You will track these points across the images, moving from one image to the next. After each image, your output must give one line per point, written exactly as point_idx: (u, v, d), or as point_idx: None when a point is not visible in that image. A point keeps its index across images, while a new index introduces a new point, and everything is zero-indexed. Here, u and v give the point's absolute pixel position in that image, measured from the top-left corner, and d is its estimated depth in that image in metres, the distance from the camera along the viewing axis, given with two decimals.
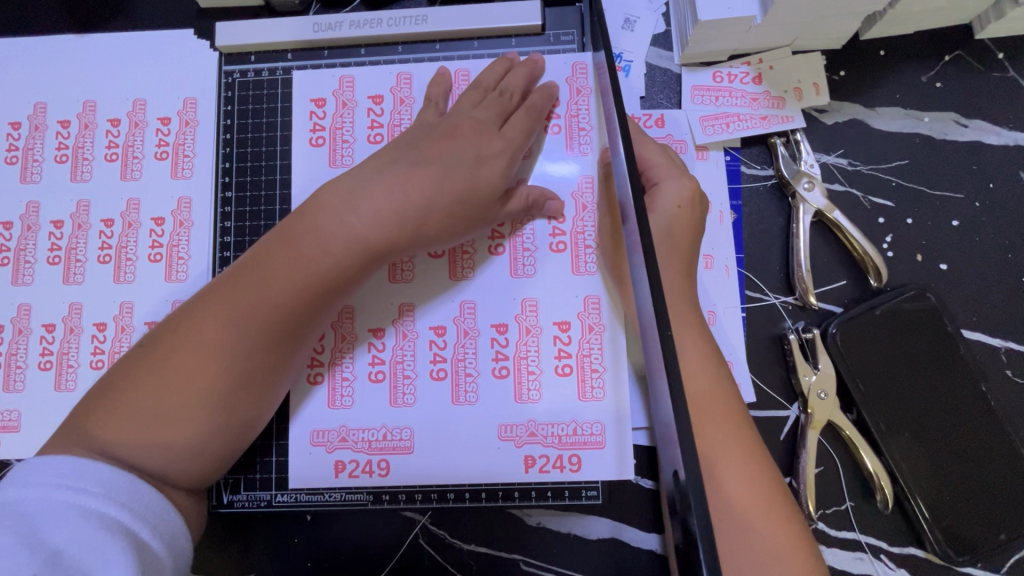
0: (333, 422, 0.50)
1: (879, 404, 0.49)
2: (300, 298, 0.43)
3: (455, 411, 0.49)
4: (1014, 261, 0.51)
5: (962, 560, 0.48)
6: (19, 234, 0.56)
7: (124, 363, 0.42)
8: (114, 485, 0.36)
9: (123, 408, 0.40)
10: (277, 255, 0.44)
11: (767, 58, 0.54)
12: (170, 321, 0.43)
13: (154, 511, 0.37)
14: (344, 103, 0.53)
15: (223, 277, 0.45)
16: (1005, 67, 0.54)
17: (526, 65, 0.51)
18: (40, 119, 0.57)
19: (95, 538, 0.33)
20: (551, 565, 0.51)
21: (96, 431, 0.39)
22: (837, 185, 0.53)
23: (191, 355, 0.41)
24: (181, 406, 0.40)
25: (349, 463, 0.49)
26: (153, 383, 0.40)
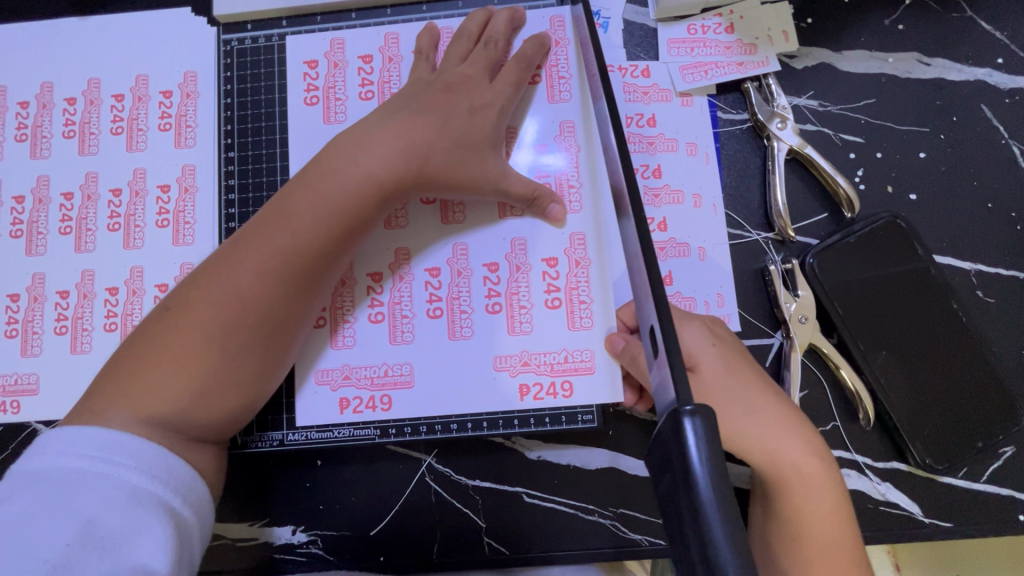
0: (336, 359, 0.52)
1: (858, 325, 0.51)
2: (319, 246, 0.46)
3: (455, 347, 0.52)
4: (979, 188, 0.54)
5: (943, 468, 0.50)
6: (31, 207, 0.59)
7: (153, 324, 0.44)
8: (145, 457, 0.39)
9: (169, 363, 0.42)
10: (296, 206, 0.46)
11: (738, 9, 0.57)
12: (196, 280, 0.45)
13: (182, 480, 0.40)
14: (336, 64, 0.56)
15: (242, 234, 0.46)
16: (964, 7, 0.57)
17: (506, 10, 0.54)
18: (47, 97, 0.60)
19: (125, 515, 0.36)
20: (553, 496, 0.53)
21: (144, 388, 0.42)
22: (810, 125, 0.56)
23: (229, 309, 0.44)
24: (228, 354, 0.43)
25: (353, 400, 0.52)
26: (196, 339, 0.43)
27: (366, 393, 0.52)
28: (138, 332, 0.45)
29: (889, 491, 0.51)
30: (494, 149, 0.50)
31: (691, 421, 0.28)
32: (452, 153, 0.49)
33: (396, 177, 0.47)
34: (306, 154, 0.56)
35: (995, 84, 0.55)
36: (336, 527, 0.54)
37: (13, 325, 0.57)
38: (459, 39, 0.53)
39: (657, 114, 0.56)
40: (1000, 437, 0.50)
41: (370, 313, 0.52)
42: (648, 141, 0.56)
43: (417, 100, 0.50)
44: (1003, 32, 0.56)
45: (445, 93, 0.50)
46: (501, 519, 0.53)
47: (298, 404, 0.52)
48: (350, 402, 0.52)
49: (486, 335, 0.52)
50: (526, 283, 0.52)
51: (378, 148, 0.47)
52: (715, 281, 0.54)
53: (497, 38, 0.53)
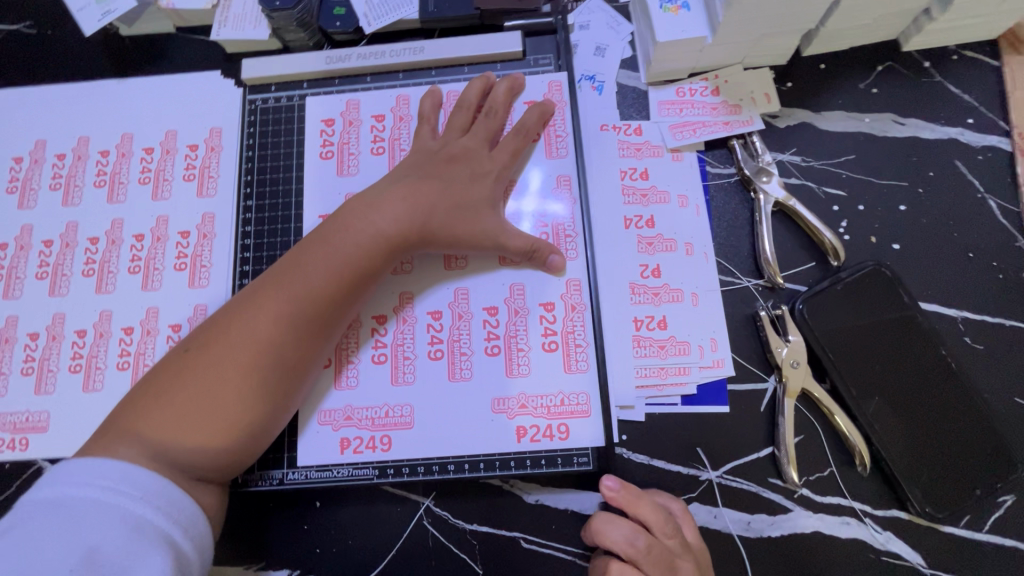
0: (340, 400, 0.53)
1: (849, 371, 0.52)
2: (329, 291, 0.48)
3: (454, 390, 0.53)
4: (960, 239, 0.57)
5: (942, 517, 0.50)
6: (59, 251, 0.62)
7: (170, 365, 0.46)
8: (151, 489, 0.40)
9: (182, 404, 0.44)
10: (312, 256, 0.49)
11: (723, 74, 0.61)
12: (213, 324, 0.47)
13: (185, 515, 0.41)
14: (351, 122, 0.61)
15: (261, 282, 0.49)
16: (933, 72, 0.61)
17: (508, 81, 0.58)
18: (82, 150, 0.65)
19: (128, 544, 0.36)
20: (550, 542, 0.53)
21: (156, 428, 0.43)
22: (794, 179, 0.59)
23: (243, 352, 0.46)
24: (241, 397, 0.45)
25: (355, 441, 0.53)
26: (211, 382, 0.45)
27: (368, 433, 0.53)
28: (153, 373, 0.46)
29: (890, 541, 0.51)
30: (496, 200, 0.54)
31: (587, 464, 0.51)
32: (456, 205, 0.52)
33: (405, 227, 0.50)
34: (319, 204, 0.60)
35: (967, 143, 0.59)
36: (332, 572, 0.53)
37: (29, 363, 0.59)
38: (459, 111, 0.57)
39: (650, 168, 0.60)
40: (998, 485, 0.50)
41: (374, 354, 0.54)
42: (641, 193, 0.59)
43: (423, 167, 0.53)
44: (971, 95, 0.60)
45: (449, 163, 0.53)
46: (498, 566, 0.53)
47: (301, 443, 0.53)
48: (349, 442, 0.53)
49: (487, 375, 0.53)
50: (525, 328, 0.54)
51: (387, 207, 0.50)
52: (708, 327, 0.55)
53: (497, 107, 0.57)
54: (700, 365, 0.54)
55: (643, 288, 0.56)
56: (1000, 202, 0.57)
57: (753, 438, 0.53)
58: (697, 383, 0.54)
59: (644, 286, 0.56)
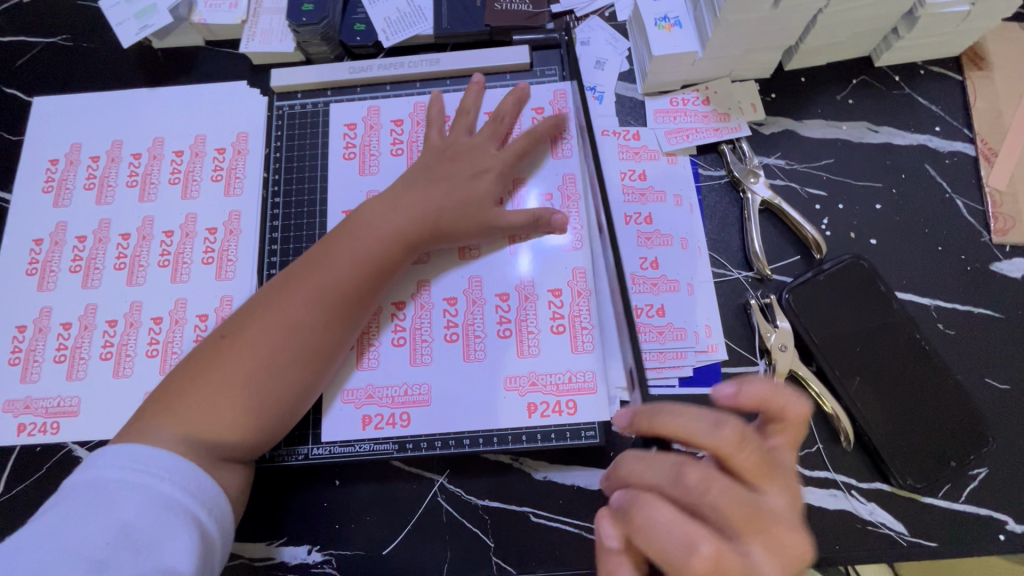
0: (362, 381, 0.57)
1: (833, 353, 0.57)
2: (356, 279, 0.53)
3: (468, 367, 0.57)
4: (931, 234, 0.62)
5: (922, 488, 0.54)
6: (92, 246, 0.66)
7: (208, 351, 0.49)
8: (178, 470, 0.43)
9: (221, 384, 0.47)
10: (340, 249, 0.53)
11: (713, 85, 0.67)
12: (247, 312, 0.51)
13: (209, 495, 0.44)
14: (372, 126, 0.66)
15: (292, 274, 0.53)
16: (903, 85, 0.67)
17: (514, 94, 0.62)
18: (116, 153, 0.69)
19: (156, 522, 0.40)
20: (558, 516, 0.56)
21: (195, 404, 0.46)
22: (779, 180, 0.64)
23: (275, 335, 0.49)
24: (277, 377, 0.49)
25: (374, 418, 0.56)
26: (245, 365, 0.48)
27: (387, 412, 0.56)
28: (190, 358, 0.50)
29: (875, 511, 0.55)
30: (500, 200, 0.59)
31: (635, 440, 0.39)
32: (469, 201, 0.57)
33: (422, 221, 0.55)
34: (342, 201, 0.64)
35: (935, 148, 0.65)
36: (350, 546, 0.56)
37: (62, 351, 0.62)
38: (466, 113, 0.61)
39: (647, 169, 0.65)
40: (972, 457, 0.54)
41: (396, 340, 0.58)
42: (640, 192, 0.64)
43: (433, 169, 0.58)
44: (938, 106, 0.66)
45: (452, 160, 0.58)
46: (508, 539, 0.56)
47: (325, 420, 0.56)
48: (371, 422, 0.56)
49: (497, 358, 0.57)
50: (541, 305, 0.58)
51: (405, 209, 0.55)
52: (703, 315, 0.60)
53: (505, 113, 0.61)
54: (696, 349, 0.59)
55: (643, 279, 0.61)
56: (966, 201, 0.63)
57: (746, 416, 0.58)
58: (693, 367, 0.58)
59: (644, 276, 0.61)
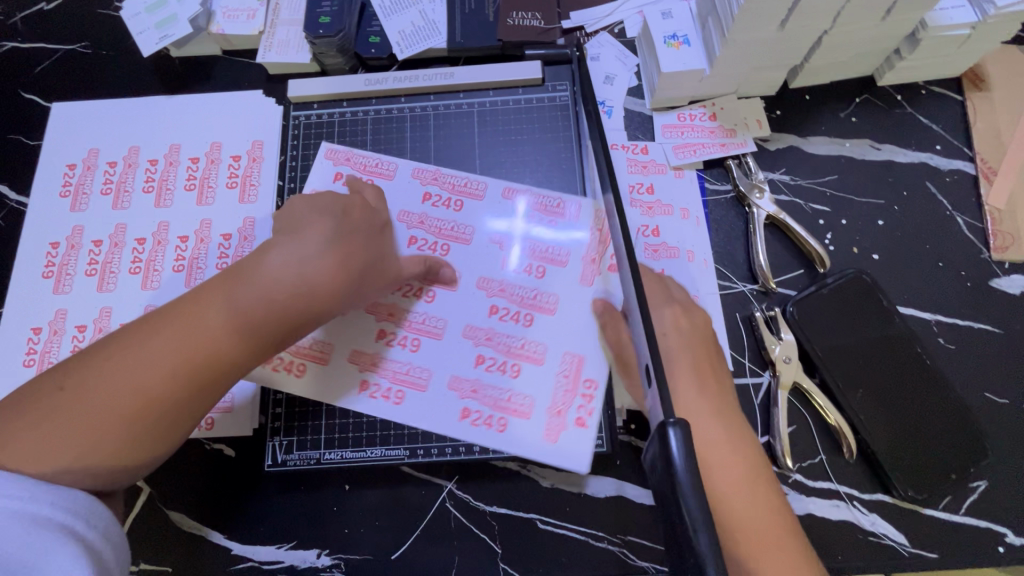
0: (471, 372, 0.57)
1: (836, 366, 0.58)
2: (230, 343, 0.45)
3: (561, 313, 0.59)
4: (932, 250, 0.63)
5: (923, 499, 0.55)
6: (107, 250, 0.67)
7: (40, 397, 0.42)
8: (39, 490, 0.39)
9: (52, 441, 0.41)
10: (222, 298, 0.46)
11: (719, 101, 0.68)
12: (119, 342, 0.44)
13: (87, 507, 0.41)
14: None
15: (160, 314, 0.46)
16: (905, 105, 0.69)
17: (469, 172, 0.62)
18: (133, 159, 0.70)
19: (28, 541, 0.37)
20: (564, 524, 0.57)
21: (46, 436, 0.41)
22: (784, 195, 0.66)
23: (153, 371, 0.43)
24: (122, 437, 0.42)
25: (551, 420, 0.56)
26: (113, 412, 0.42)
27: (582, 396, 0.56)
28: (28, 395, 0.43)
29: (877, 523, 0.55)
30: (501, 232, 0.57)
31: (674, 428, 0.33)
32: None
33: None
34: None
35: (936, 166, 0.66)
36: (358, 550, 0.57)
37: (76, 353, 0.63)
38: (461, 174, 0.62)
39: (655, 183, 0.66)
40: (972, 471, 0.55)
41: (473, 338, 0.58)
42: (648, 206, 0.65)
43: None
44: (939, 125, 0.68)
45: None
46: (515, 545, 0.56)
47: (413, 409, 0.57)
48: (507, 422, 0.56)
49: (578, 306, 0.59)
50: (584, 276, 0.60)
51: None
52: None
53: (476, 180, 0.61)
54: None
55: None
56: (966, 219, 0.64)
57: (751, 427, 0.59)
58: None
59: None
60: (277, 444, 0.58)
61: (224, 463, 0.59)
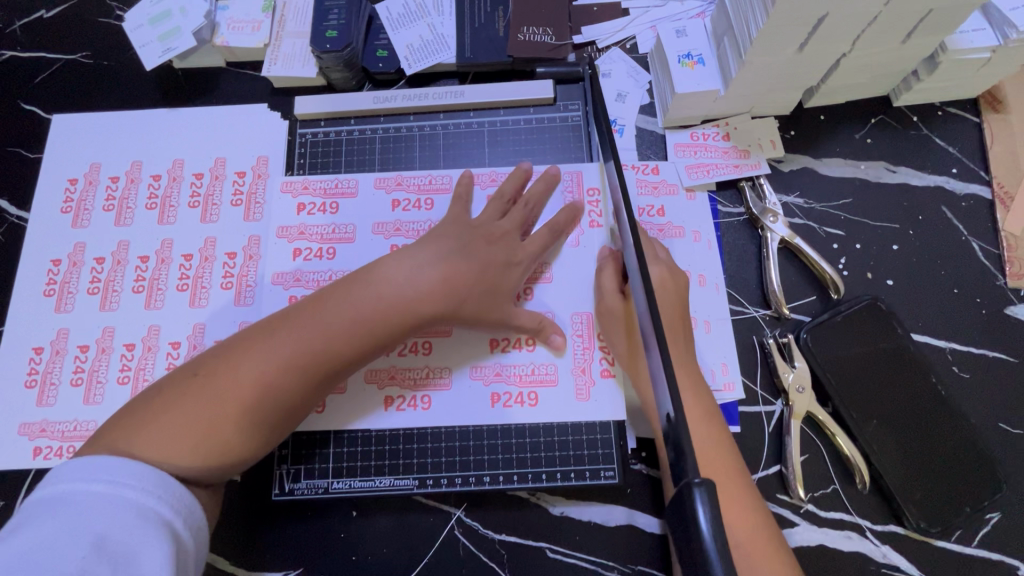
0: (489, 358, 0.57)
1: (849, 395, 0.57)
2: (337, 354, 0.49)
3: (560, 278, 0.60)
4: (947, 276, 0.62)
5: (936, 532, 0.54)
6: (110, 268, 0.66)
7: (175, 386, 0.46)
8: (151, 483, 0.41)
9: (179, 425, 0.44)
10: (336, 311, 0.49)
11: (732, 121, 0.67)
12: (227, 353, 0.48)
13: (186, 506, 0.42)
14: (396, 227, 0.62)
15: (279, 319, 0.50)
16: (921, 126, 0.68)
17: (517, 175, 0.61)
18: (135, 174, 0.69)
19: (133, 531, 0.38)
20: (574, 552, 0.56)
21: (156, 432, 0.44)
22: (798, 219, 0.65)
23: (250, 382, 0.46)
24: (235, 431, 0.46)
25: (576, 381, 0.57)
26: (217, 416, 0.45)
27: (600, 350, 0.57)
28: (164, 383, 0.47)
29: (889, 554, 0.55)
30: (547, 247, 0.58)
31: (699, 490, 0.31)
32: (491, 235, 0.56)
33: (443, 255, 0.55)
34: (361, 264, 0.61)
35: (952, 190, 0.65)
36: None
37: (79, 374, 0.62)
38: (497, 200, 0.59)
39: (666, 205, 0.65)
40: (985, 503, 0.55)
41: (493, 346, 0.58)
42: (658, 228, 0.64)
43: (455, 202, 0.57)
44: (955, 148, 0.67)
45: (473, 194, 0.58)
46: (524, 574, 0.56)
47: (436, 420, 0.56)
48: (538, 395, 0.57)
49: (584, 266, 0.60)
50: (571, 240, 0.61)
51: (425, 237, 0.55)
52: (719, 353, 0.60)
53: (533, 202, 0.59)
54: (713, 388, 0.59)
55: None
56: (982, 244, 0.63)
57: (762, 456, 0.58)
58: None
59: None
60: (283, 472, 0.57)
61: (229, 489, 0.58)
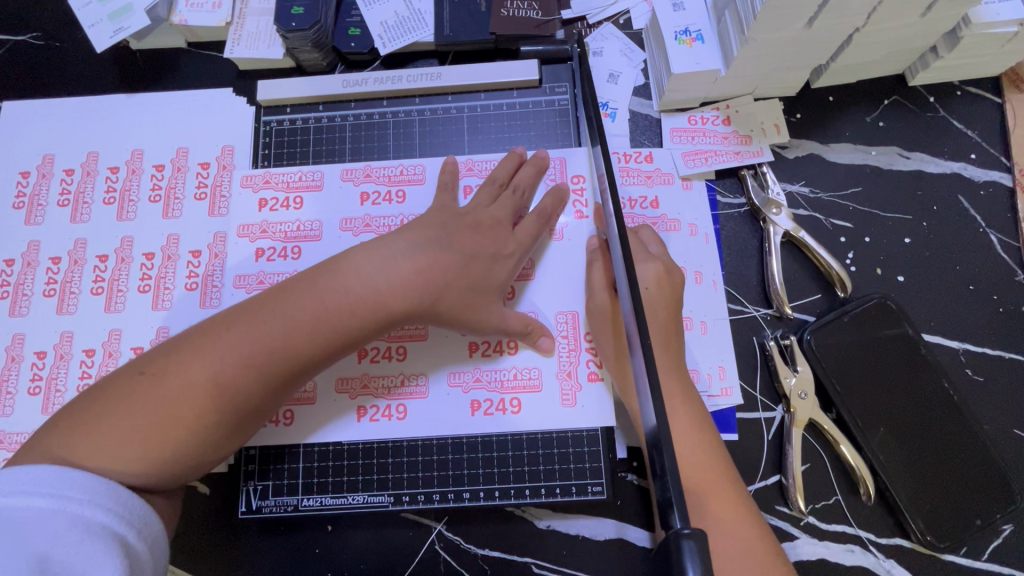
0: (467, 363, 0.54)
1: (854, 401, 0.54)
2: (300, 353, 0.44)
3: (544, 275, 0.55)
4: (962, 271, 0.58)
5: (944, 546, 0.51)
6: (67, 268, 0.61)
7: (119, 385, 0.42)
8: (97, 491, 0.37)
9: (122, 428, 0.40)
10: (303, 308, 0.45)
11: (733, 104, 0.62)
12: (184, 346, 0.43)
13: (138, 514, 0.38)
14: (366, 223, 0.57)
15: (236, 311, 0.45)
16: (937, 108, 0.62)
17: (534, 162, 0.56)
18: (92, 166, 0.64)
19: (76, 550, 0.35)
20: (561, 567, 0.53)
21: (100, 438, 0.39)
22: (802, 210, 0.60)
23: (205, 385, 0.42)
24: (191, 436, 0.42)
25: (563, 386, 0.53)
26: (163, 421, 0.41)
27: (587, 352, 0.54)
28: (107, 381, 0.42)
29: (894, 569, 0.52)
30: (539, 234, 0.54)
31: (688, 542, 0.28)
32: None
33: None
34: None
35: (970, 177, 0.60)
36: None
37: (36, 382, 0.59)
38: (487, 184, 0.54)
39: (660, 196, 0.60)
40: (998, 515, 0.52)
41: (471, 350, 0.54)
42: (651, 221, 0.60)
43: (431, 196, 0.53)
44: (974, 131, 0.62)
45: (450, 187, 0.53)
46: None
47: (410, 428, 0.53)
48: (520, 402, 0.53)
49: (569, 261, 0.56)
50: (555, 233, 0.56)
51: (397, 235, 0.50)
52: (716, 355, 0.56)
53: (524, 185, 0.55)
54: (709, 394, 0.55)
55: None
56: (1001, 237, 0.59)
57: (760, 466, 0.55)
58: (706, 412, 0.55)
59: None
60: (251, 488, 0.53)
61: (198, 503, 0.55)
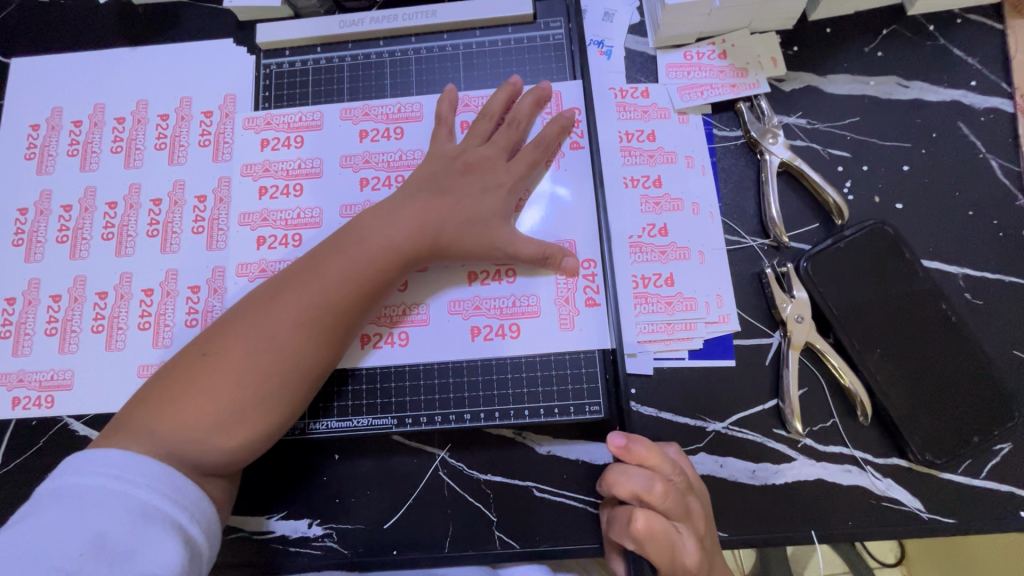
0: (467, 291, 0.56)
1: (852, 324, 0.54)
2: (321, 289, 0.48)
3: (539, 205, 0.57)
4: (961, 198, 0.58)
5: (941, 463, 0.52)
6: (78, 215, 0.63)
7: (185, 366, 0.46)
8: (156, 476, 0.41)
9: (199, 402, 0.45)
10: (329, 261, 0.49)
11: (729, 38, 0.62)
12: (235, 323, 0.47)
13: (192, 500, 0.42)
14: (365, 159, 0.59)
15: (278, 282, 0.49)
16: (937, 36, 0.62)
17: (533, 93, 0.56)
18: (99, 117, 0.66)
19: (133, 528, 0.38)
20: (561, 491, 0.55)
21: (176, 417, 0.44)
22: (800, 141, 0.60)
23: (260, 353, 0.46)
24: (255, 401, 0.46)
25: (560, 311, 0.55)
26: (227, 389, 0.45)
27: (584, 278, 0.55)
28: (173, 365, 0.47)
29: (891, 487, 0.53)
30: (536, 165, 0.55)
31: None
32: (467, 170, 0.53)
33: (414, 191, 0.52)
34: (332, 198, 0.58)
35: (970, 104, 0.60)
36: (351, 521, 0.55)
37: (53, 324, 0.61)
38: (482, 119, 0.56)
39: (657, 130, 0.61)
40: (996, 432, 0.52)
41: (471, 280, 0.56)
42: (648, 154, 0.60)
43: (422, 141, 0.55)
44: (975, 58, 0.61)
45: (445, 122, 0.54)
46: (511, 514, 0.54)
47: (413, 351, 0.55)
48: (519, 327, 0.55)
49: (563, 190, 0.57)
50: (552, 164, 0.58)
51: None
52: (714, 284, 0.57)
53: (520, 118, 0.55)
54: (707, 320, 0.56)
55: (650, 247, 0.58)
56: (1002, 162, 0.58)
57: (758, 390, 0.55)
58: (703, 338, 0.56)
59: (651, 244, 0.58)
60: None
61: None
